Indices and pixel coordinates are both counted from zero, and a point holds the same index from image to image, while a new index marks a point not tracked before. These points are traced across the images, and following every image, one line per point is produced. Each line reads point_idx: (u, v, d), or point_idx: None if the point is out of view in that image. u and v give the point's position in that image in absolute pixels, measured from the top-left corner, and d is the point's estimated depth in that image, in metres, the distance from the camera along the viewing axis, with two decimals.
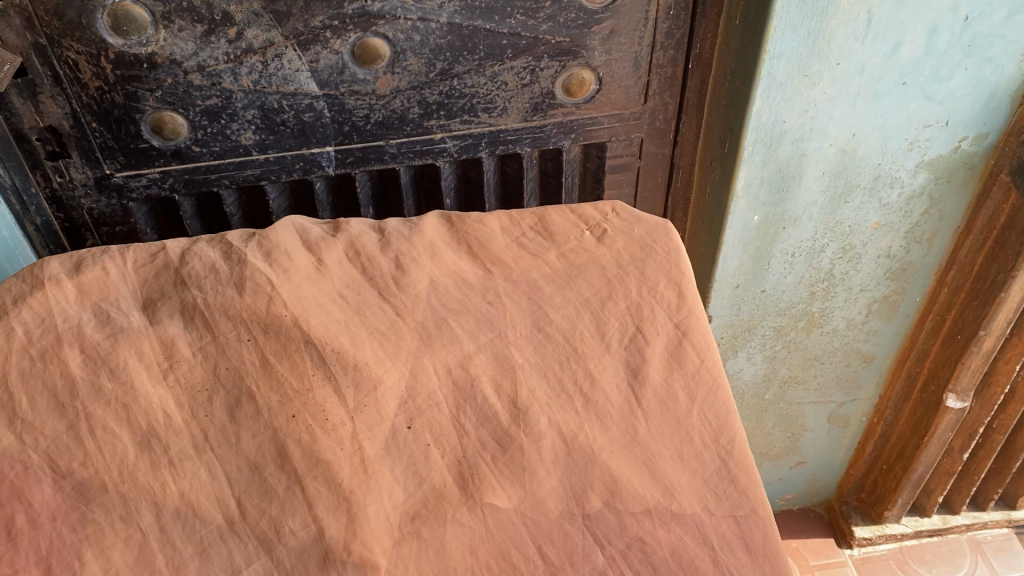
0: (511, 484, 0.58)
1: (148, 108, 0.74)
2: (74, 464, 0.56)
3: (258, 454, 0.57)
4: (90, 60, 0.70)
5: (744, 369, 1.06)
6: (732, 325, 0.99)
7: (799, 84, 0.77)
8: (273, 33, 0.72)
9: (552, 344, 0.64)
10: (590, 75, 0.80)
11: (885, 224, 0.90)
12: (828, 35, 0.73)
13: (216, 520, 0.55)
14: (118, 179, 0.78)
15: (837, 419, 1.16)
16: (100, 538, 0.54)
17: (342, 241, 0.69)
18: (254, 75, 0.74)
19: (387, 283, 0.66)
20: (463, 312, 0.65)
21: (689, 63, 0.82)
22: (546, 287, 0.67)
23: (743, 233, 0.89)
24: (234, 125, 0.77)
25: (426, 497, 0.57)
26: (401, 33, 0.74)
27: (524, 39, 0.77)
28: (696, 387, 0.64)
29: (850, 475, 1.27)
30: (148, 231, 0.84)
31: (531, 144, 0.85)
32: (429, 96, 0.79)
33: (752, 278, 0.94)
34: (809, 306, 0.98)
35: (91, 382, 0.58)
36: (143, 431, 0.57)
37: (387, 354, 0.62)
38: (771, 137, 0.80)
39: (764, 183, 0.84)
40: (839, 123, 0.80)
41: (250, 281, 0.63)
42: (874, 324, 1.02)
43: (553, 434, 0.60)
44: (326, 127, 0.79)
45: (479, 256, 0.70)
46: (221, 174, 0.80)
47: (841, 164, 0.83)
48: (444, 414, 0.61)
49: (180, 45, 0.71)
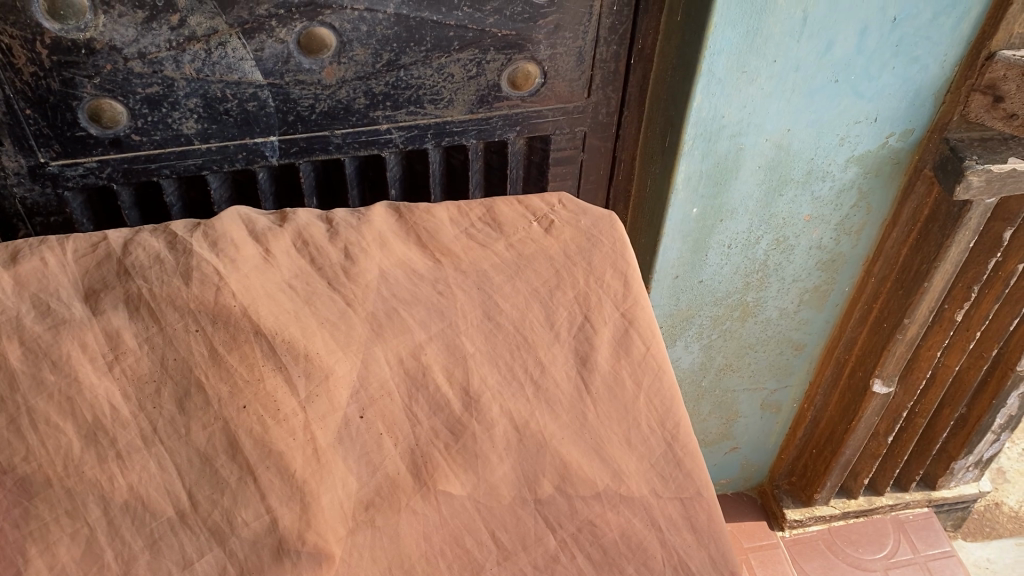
0: (464, 471, 0.59)
1: (85, 95, 0.72)
2: (16, 459, 0.54)
3: (209, 446, 0.56)
4: (25, 45, 0.68)
5: (681, 358, 1.08)
6: (671, 315, 1.02)
7: (737, 80, 0.79)
8: (217, 21, 0.71)
9: (502, 333, 0.65)
10: (535, 69, 0.82)
11: (817, 216, 0.94)
12: (765, 33, 0.76)
13: (166, 513, 0.54)
14: (53, 168, 0.76)
15: (769, 405, 1.20)
16: (44, 533, 0.53)
17: (290, 231, 0.69)
18: (196, 63, 0.73)
19: (336, 273, 0.66)
20: (414, 302, 0.66)
21: (631, 58, 0.84)
22: (496, 277, 0.68)
23: (682, 225, 0.91)
24: (176, 114, 0.75)
25: (380, 485, 0.58)
26: (348, 23, 0.74)
27: (470, 31, 0.77)
28: (643, 373, 0.66)
29: (781, 460, 1.32)
30: (84, 221, 0.82)
31: (476, 136, 0.86)
32: (375, 87, 0.79)
33: (690, 269, 0.97)
34: (744, 295, 1.01)
35: (32, 375, 0.57)
36: (89, 425, 0.56)
37: (339, 344, 0.62)
38: (710, 131, 0.83)
39: (703, 176, 0.87)
40: (774, 119, 0.83)
41: (197, 271, 0.63)
42: (805, 313, 1.06)
43: (504, 421, 0.62)
44: (270, 116, 0.78)
45: (428, 246, 0.71)
46: (162, 163, 0.78)
47: (775, 158, 0.86)
48: (397, 403, 0.61)
49: (120, 31, 0.70)
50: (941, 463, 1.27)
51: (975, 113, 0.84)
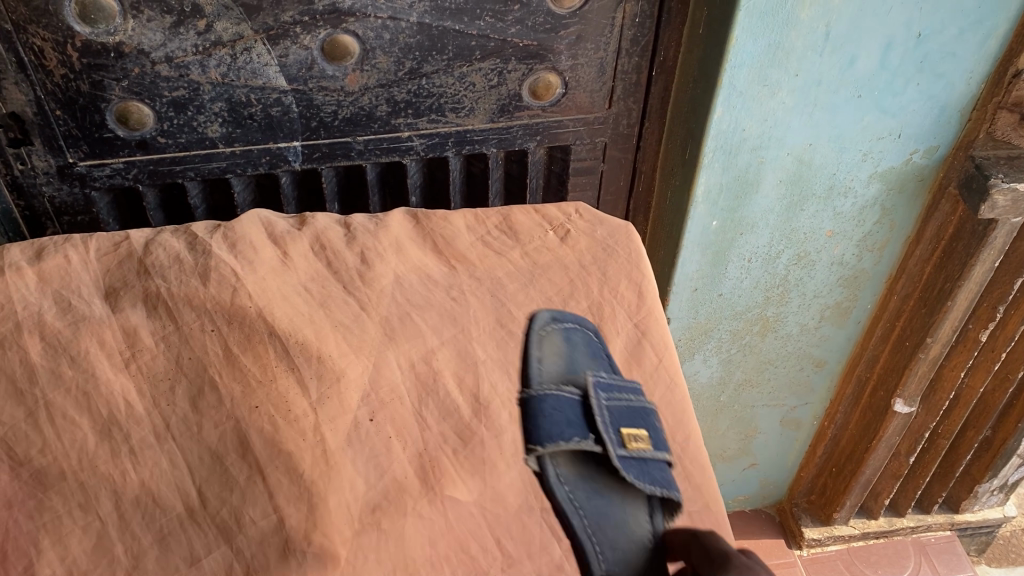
0: (471, 476, 0.60)
1: (113, 97, 0.74)
2: (32, 452, 0.56)
3: (220, 444, 0.56)
4: (56, 47, 0.70)
5: (700, 372, 1.08)
6: (689, 327, 1.01)
7: (759, 94, 0.79)
8: (243, 27, 0.72)
9: (515, 340, 0.66)
10: (556, 79, 0.82)
11: (839, 232, 0.93)
12: (787, 47, 0.75)
13: (176, 509, 0.55)
14: (81, 168, 0.77)
15: (789, 422, 1.19)
16: (57, 525, 0.54)
17: (308, 235, 0.71)
18: (222, 67, 0.74)
19: (352, 277, 0.67)
20: (427, 307, 0.66)
21: (653, 70, 0.84)
22: (510, 285, 0.69)
23: (701, 237, 0.91)
24: (201, 117, 0.77)
25: (387, 489, 0.58)
26: (371, 31, 0.75)
27: (492, 41, 0.78)
28: (655, 385, 0.67)
29: (800, 478, 1.30)
30: (110, 222, 0.83)
31: (497, 145, 0.86)
32: (397, 95, 0.80)
33: (709, 282, 0.96)
34: (764, 310, 1.00)
35: (51, 369, 0.59)
36: (103, 419, 0.57)
37: (350, 347, 0.62)
38: (731, 144, 0.82)
39: (723, 189, 0.86)
40: (796, 133, 0.82)
41: (215, 272, 0.64)
42: (826, 329, 1.05)
43: (513, 429, 0.62)
44: (294, 121, 0.79)
45: (444, 253, 0.72)
46: (187, 165, 0.80)
47: (797, 173, 0.86)
48: (407, 407, 0.62)
49: (148, 36, 0.71)
50: (964, 486, 1.25)
51: (1001, 130, 0.84)
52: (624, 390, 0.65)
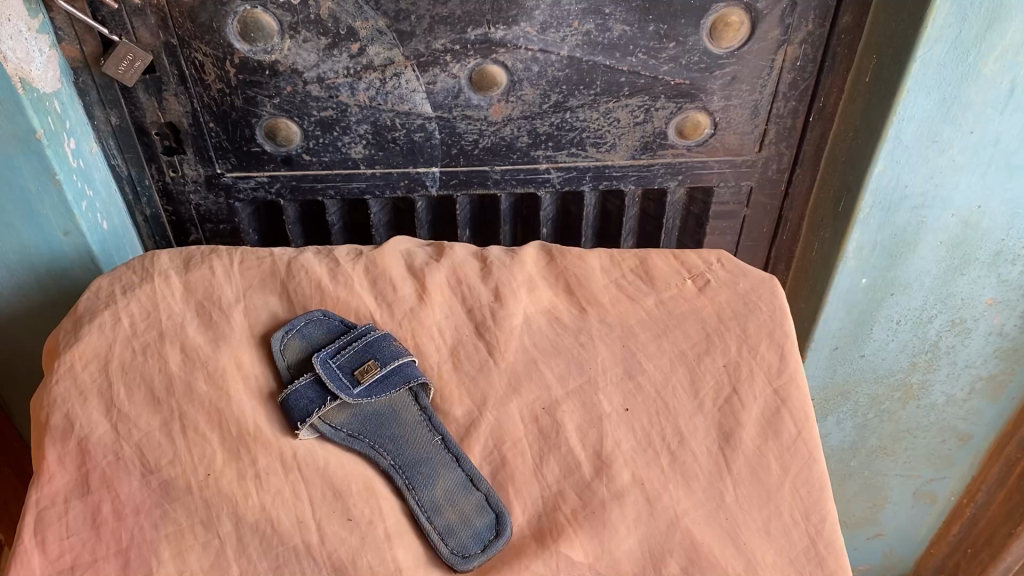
0: (589, 537, 0.57)
1: (264, 113, 0.76)
2: (163, 461, 0.57)
3: (344, 482, 0.58)
4: (216, 63, 0.72)
5: (831, 434, 1.00)
6: (825, 387, 0.95)
7: (926, 149, 0.73)
8: (395, 52, 0.73)
9: (642, 395, 0.63)
10: (705, 119, 0.79)
11: (1002, 300, 0.85)
12: (964, 102, 0.70)
13: (293, 539, 0.55)
14: (227, 179, 0.80)
15: (923, 495, 1.08)
16: (179, 538, 0.55)
17: (445, 266, 0.70)
18: (371, 91, 0.75)
19: (484, 316, 0.67)
20: (555, 354, 0.65)
21: (811, 116, 0.79)
22: (642, 333, 0.66)
23: (848, 296, 0.85)
24: (346, 138, 0.78)
25: (504, 550, 0.57)
26: (520, 62, 0.74)
27: (643, 78, 0.75)
28: (791, 458, 0.60)
29: (930, 555, 1.18)
30: (250, 233, 0.86)
31: (635, 182, 0.84)
32: (540, 127, 0.78)
33: (853, 341, 0.89)
34: (908, 376, 0.93)
35: (186, 381, 0.61)
36: (233, 439, 0.58)
37: (477, 399, 0.63)
38: (890, 200, 0.77)
39: (876, 247, 0.80)
40: (965, 193, 0.76)
41: (344, 275, 0.69)
42: (975, 403, 0.96)
43: (636, 491, 0.59)
44: (435, 148, 0.79)
45: (576, 294, 0.69)
46: (328, 183, 0.81)
47: (961, 236, 0.79)
48: (528, 463, 0.61)
49: (303, 56, 0.72)
50: None
51: None
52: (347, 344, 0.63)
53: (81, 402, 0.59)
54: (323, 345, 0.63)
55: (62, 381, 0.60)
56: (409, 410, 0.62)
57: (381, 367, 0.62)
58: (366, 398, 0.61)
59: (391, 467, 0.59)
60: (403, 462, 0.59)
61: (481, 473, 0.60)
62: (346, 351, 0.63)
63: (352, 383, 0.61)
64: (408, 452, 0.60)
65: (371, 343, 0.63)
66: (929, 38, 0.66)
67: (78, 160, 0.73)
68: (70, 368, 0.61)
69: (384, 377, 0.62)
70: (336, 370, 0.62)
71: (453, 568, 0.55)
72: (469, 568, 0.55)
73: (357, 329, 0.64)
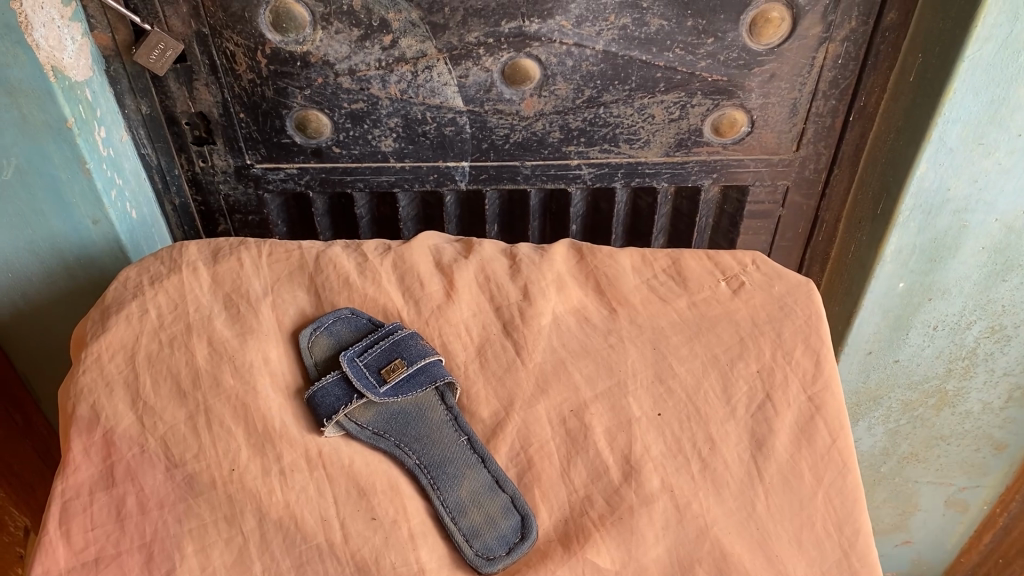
0: (616, 543, 0.56)
1: (295, 105, 0.75)
2: (187, 455, 0.57)
3: (368, 481, 0.57)
4: (248, 53, 0.72)
5: (862, 439, 0.98)
6: (856, 392, 0.93)
7: (971, 152, 0.71)
8: (427, 45, 0.71)
9: (673, 399, 0.62)
10: (742, 117, 0.77)
11: None
12: (1012, 104, 0.68)
13: (317, 538, 0.55)
14: (257, 170, 0.80)
15: (954, 503, 1.06)
16: (202, 533, 0.54)
17: (474, 263, 0.69)
18: (402, 84, 0.74)
19: (512, 315, 0.66)
20: (583, 355, 0.64)
21: (851, 116, 0.77)
22: (674, 337, 0.65)
23: (884, 299, 0.83)
24: (376, 131, 0.77)
25: (529, 555, 0.56)
26: (554, 56, 0.72)
27: (679, 74, 0.74)
28: (825, 468, 0.59)
29: (961, 563, 1.16)
30: (279, 224, 0.86)
31: (668, 179, 0.82)
32: (572, 122, 0.77)
33: (888, 346, 0.87)
34: (944, 383, 0.91)
35: (212, 375, 0.60)
36: (258, 434, 0.58)
37: (504, 399, 0.62)
38: (931, 204, 0.75)
39: (915, 250, 0.78)
40: (1010, 198, 0.74)
41: (371, 270, 0.68)
42: (1013, 411, 0.94)
43: (664, 498, 0.58)
44: (465, 142, 0.78)
45: (606, 294, 0.68)
46: (357, 176, 0.80)
47: (1004, 241, 0.77)
48: (555, 466, 0.60)
49: (335, 47, 0.71)
50: None
51: None
52: (374, 343, 0.62)
53: (106, 394, 0.59)
54: (350, 343, 0.63)
55: (88, 371, 0.60)
56: (435, 410, 0.61)
57: (408, 367, 0.61)
58: (392, 398, 0.60)
59: (416, 467, 0.58)
60: (428, 462, 0.58)
61: (507, 476, 0.59)
62: (373, 349, 0.62)
63: (378, 382, 0.61)
64: (433, 452, 0.59)
65: (397, 341, 0.62)
66: (979, 37, 0.64)
67: (108, 148, 0.73)
68: (97, 359, 0.61)
69: (411, 377, 0.61)
70: (362, 369, 0.61)
71: (478, 571, 0.55)
72: (494, 570, 0.54)
73: (384, 327, 0.64)
